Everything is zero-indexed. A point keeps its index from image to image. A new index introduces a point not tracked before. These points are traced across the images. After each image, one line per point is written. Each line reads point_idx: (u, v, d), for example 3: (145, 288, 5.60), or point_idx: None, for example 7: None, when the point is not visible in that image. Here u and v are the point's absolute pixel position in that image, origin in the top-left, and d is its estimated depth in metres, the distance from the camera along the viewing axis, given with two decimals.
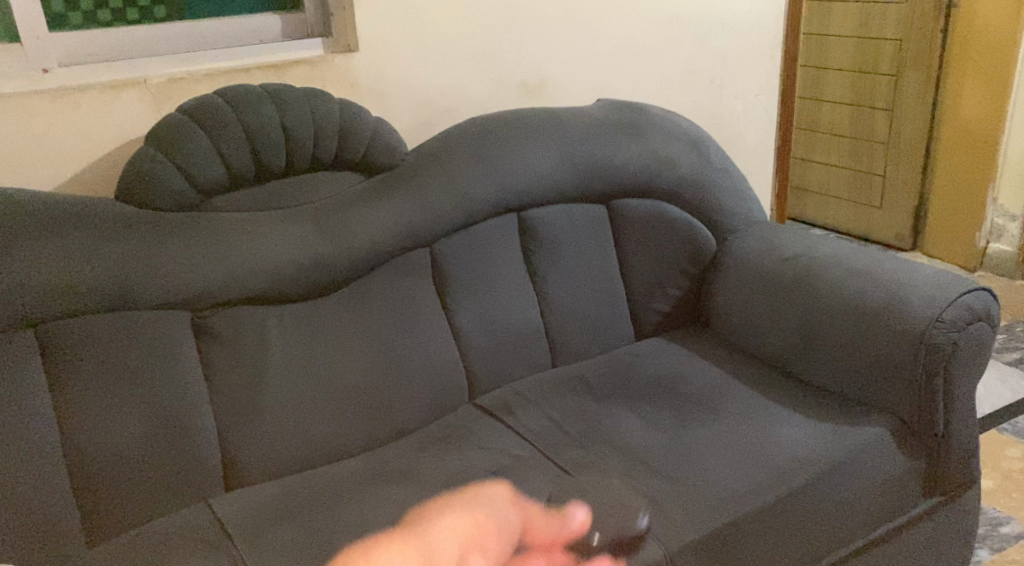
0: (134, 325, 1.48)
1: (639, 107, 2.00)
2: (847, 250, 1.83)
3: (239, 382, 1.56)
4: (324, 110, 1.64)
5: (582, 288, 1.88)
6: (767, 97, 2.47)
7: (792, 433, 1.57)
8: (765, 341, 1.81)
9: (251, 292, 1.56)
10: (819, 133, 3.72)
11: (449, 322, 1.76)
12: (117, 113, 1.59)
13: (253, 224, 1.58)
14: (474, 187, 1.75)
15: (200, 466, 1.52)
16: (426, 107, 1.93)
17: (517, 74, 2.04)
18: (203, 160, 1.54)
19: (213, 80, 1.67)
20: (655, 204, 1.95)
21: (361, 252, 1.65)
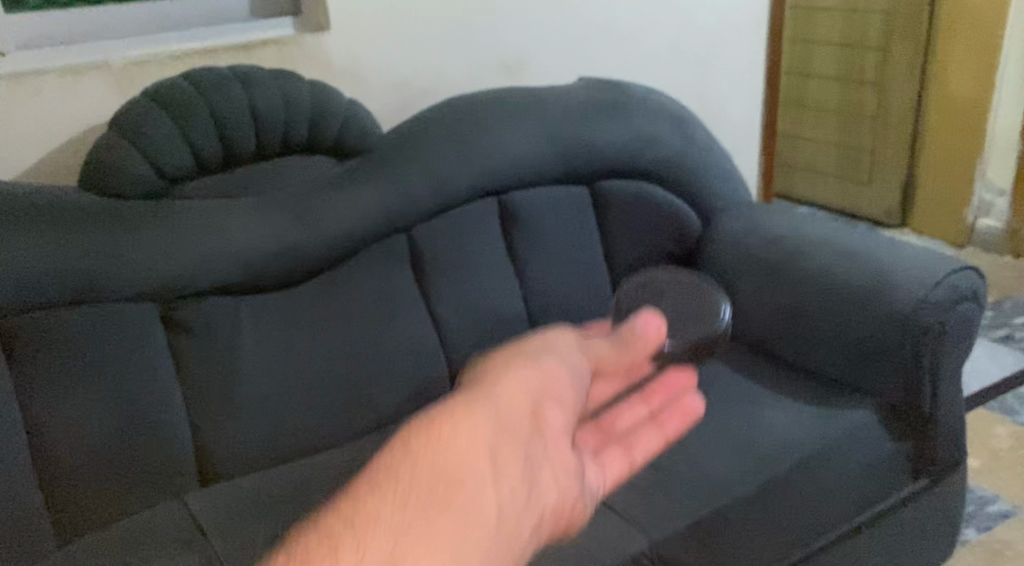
0: (101, 318, 1.42)
1: (622, 86, 1.95)
2: (833, 230, 1.79)
3: (213, 374, 1.51)
4: (295, 94, 1.59)
5: (565, 272, 1.84)
6: (753, 75, 2.43)
7: (780, 418, 1.53)
8: (750, 324, 1.78)
9: (223, 282, 1.52)
10: (806, 108, 3.67)
11: (429, 310, 1.72)
12: (79, 98, 1.55)
13: (223, 211, 1.52)
14: (452, 170, 1.71)
15: (173, 461, 1.48)
16: (401, 89, 1.88)
17: (496, 52, 1.99)
18: (169, 146, 1.48)
19: (178, 63, 1.63)
20: (639, 185, 1.91)
21: (336, 238, 1.60)
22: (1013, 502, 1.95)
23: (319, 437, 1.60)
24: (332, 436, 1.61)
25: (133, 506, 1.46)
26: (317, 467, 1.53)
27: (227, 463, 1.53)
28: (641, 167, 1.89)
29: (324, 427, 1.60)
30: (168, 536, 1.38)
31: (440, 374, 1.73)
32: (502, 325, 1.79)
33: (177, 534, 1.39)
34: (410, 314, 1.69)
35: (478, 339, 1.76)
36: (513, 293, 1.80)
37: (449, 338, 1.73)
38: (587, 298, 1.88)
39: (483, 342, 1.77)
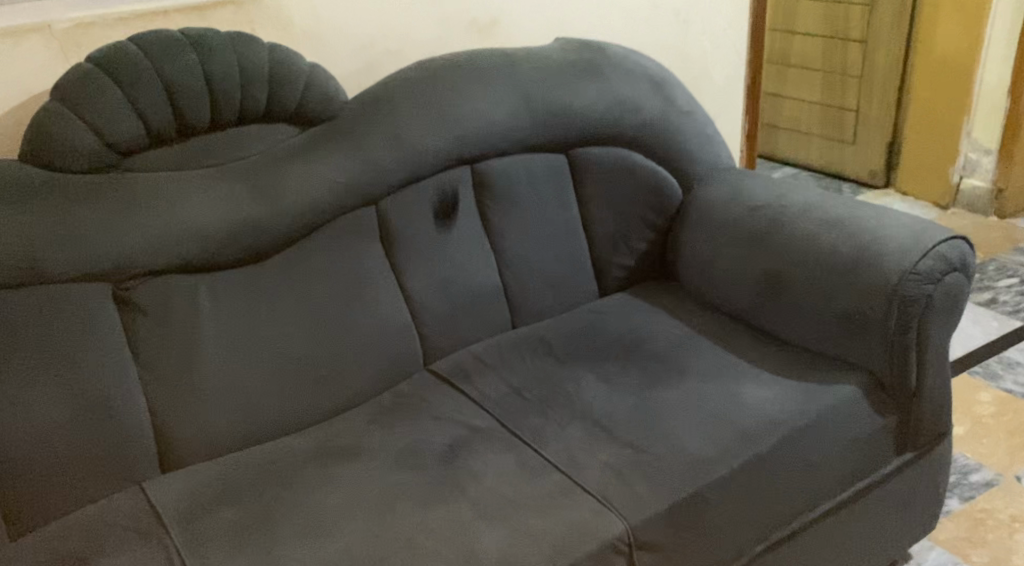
0: (50, 299, 1.36)
1: (599, 47, 1.87)
2: (818, 196, 1.73)
3: (171, 357, 1.44)
4: (251, 58, 1.49)
5: (540, 244, 1.78)
6: (736, 32, 2.34)
7: (761, 393, 1.49)
8: (733, 295, 1.72)
9: (179, 260, 1.45)
10: (790, 68, 3.60)
11: (400, 285, 1.65)
12: (21, 61, 1.46)
13: (176, 186, 1.45)
14: (422, 139, 1.63)
15: (132, 449, 1.42)
16: (368, 51, 1.79)
17: (467, 12, 1.90)
18: (116, 116, 1.39)
19: (127, 25, 1.54)
20: (618, 151, 1.83)
21: (299, 212, 1.53)
22: (997, 469, 1.92)
23: (285, 418, 1.54)
24: (300, 418, 1.55)
25: (90, 496, 1.39)
26: (283, 451, 1.47)
27: (193, 447, 1.46)
28: (619, 132, 1.82)
29: (291, 409, 1.54)
30: (126, 526, 1.33)
31: (412, 351, 1.67)
32: (477, 299, 1.72)
33: (136, 524, 1.33)
34: (379, 289, 1.62)
35: (452, 314, 1.70)
36: (488, 265, 1.73)
37: (422, 314, 1.67)
38: (564, 270, 1.81)
39: (456, 317, 1.70)
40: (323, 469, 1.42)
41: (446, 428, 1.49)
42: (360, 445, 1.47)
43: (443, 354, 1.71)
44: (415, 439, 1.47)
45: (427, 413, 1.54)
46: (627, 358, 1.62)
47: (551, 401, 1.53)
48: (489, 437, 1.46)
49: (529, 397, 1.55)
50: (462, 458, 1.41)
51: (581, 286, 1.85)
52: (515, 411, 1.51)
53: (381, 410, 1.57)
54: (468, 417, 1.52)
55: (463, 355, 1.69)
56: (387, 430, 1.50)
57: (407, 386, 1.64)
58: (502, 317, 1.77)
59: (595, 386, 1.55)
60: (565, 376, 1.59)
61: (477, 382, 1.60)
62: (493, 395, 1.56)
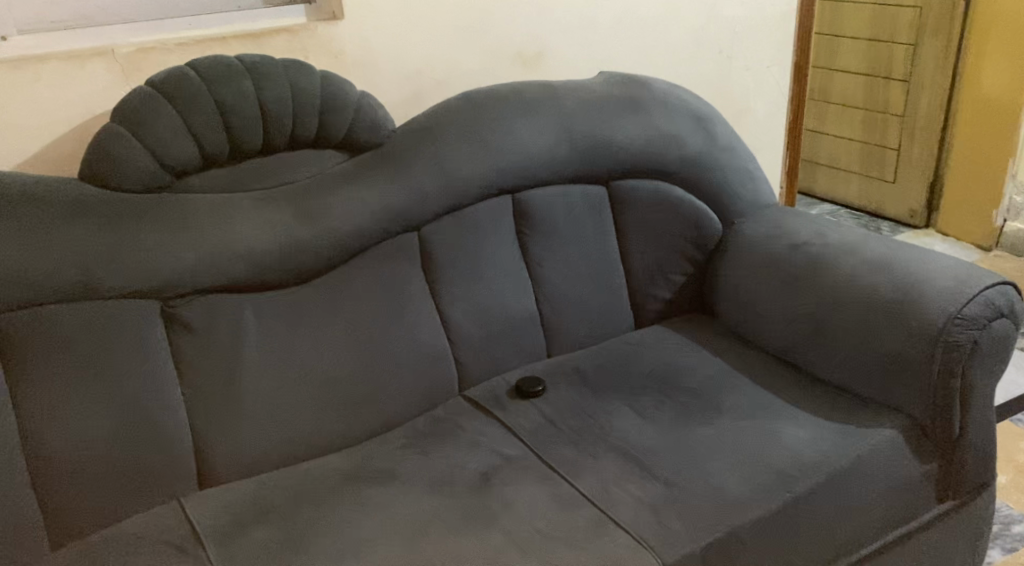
0: (100, 315, 1.39)
1: (643, 81, 1.88)
2: (861, 237, 1.73)
3: (213, 375, 1.47)
4: (304, 85, 1.53)
5: (578, 275, 1.78)
6: (779, 69, 2.35)
7: (799, 433, 1.48)
8: (772, 333, 1.71)
9: (225, 279, 1.48)
10: (831, 104, 3.60)
11: (438, 312, 1.67)
12: (82, 84, 1.52)
13: (225, 208, 1.48)
14: (465, 167, 1.65)
15: (171, 464, 1.44)
16: (414, 79, 1.83)
17: (513, 45, 1.93)
18: (172, 139, 1.43)
19: (185, 50, 1.59)
20: (658, 185, 1.84)
21: (342, 236, 1.56)
22: None
23: (321, 440, 1.55)
24: (336, 440, 1.56)
25: (127, 509, 1.41)
26: (318, 473, 1.49)
27: (230, 465, 1.48)
28: (660, 166, 1.83)
29: (327, 431, 1.55)
30: (163, 541, 1.34)
31: (447, 378, 1.68)
32: (513, 328, 1.73)
33: (173, 539, 1.35)
34: (418, 314, 1.64)
35: (489, 341, 1.71)
36: (525, 294, 1.74)
37: (458, 341, 1.68)
38: (601, 301, 1.82)
39: (493, 345, 1.71)
40: (358, 493, 1.42)
41: (480, 456, 1.50)
42: (393, 469, 1.48)
43: (478, 382, 1.72)
44: (449, 466, 1.48)
45: (461, 440, 1.54)
46: (664, 393, 1.62)
47: (586, 433, 1.53)
48: (523, 467, 1.46)
49: (563, 428, 1.55)
50: (496, 486, 1.42)
51: (618, 318, 1.85)
52: (549, 441, 1.51)
53: (415, 435, 1.58)
54: (502, 446, 1.52)
55: (498, 383, 1.70)
56: (420, 455, 1.51)
57: (442, 411, 1.64)
58: (538, 347, 1.78)
59: (630, 420, 1.55)
60: (600, 408, 1.59)
61: (512, 410, 1.61)
62: (527, 424, 1.57)
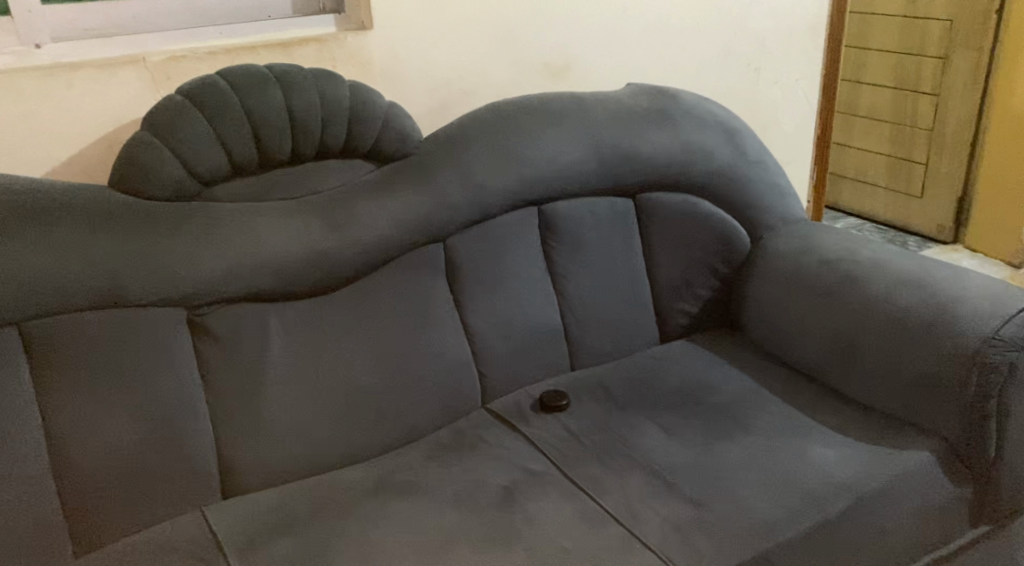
0: (128, 323, 1.39)
1: (672, 94, 1.87)
2: (893, 255, 1.70)
3: (238, 384, 1.47)
4: (333, 95, 1.53)
5: (603, 288, 1.77)
6: (808, 82, 2.33)
7: (829, 453, 1.46)
8: (801, 351, 1.69)
9: (251, 288, 1.48)
10: (858, 117, 3.57)
11: (462, 323, 1.66)
12: (114, 92, 1.53)
13: (253, 217, 1.48)
14: (492, 179, 1.64)
15: (195, 473, 1.44)
16: (441, 90, 1.83)
17: (541, 55, 1.92)
18: (202, 148, 1.43)
19: (216, 59, 1.60)
20: (686, 198, 1.83)
21: (368, 247, 1.55)
22: None
23: (344, 451, 1.54)
24: (359, 451, 1.56)
25: (152, 518, 1.41)
26: (342, 484, 1.48)
27: (253, 475, 1.48)
28: (688, 179, 1.81)
29: (350, 442, 1.55)
30: (187, 551, 1.34)
31: (471, 390, 1.67)
32: (537, 341, 1.72)
33: (196, 549, 1.34)
34: (442, 325, 1.63)
35: (513, 354, 1.70)
36: (550, 307, 1.73)
37: (482, 353, 1.67)
38: (627, 315, 1.80)
39: (517, 357, 1.70)
40: (381, 506, 1.42)
41: (504, 470, 1.48)
42: (417, 482, 1.47)
43: (501, 394, 1.71)
44: (473, 480, 1.47)
45: (485, 453, 1.53)
46: (690, 409, 1.60)
47: (611, 449, 1.51)
48: (547, 482, 1.45)
49: (588, 443, 1.53)
50: (520, 502, 1.40)
51: (643, 332, 1.83)
52: (574, 456, 1.50)
53: (439, 447, 1.57)
54: (526, 460, 1.51)
55: (522, 396, 1.69)
56: (443, 469, 1.50)
57: (465, 424, 1.63)
58: (562, 360, 1.76)
59: (657, 436, 1.53)
60: (625, 424, 1.58)
61: (535, 424, 1.60)
62: (552, 439, 1.55)
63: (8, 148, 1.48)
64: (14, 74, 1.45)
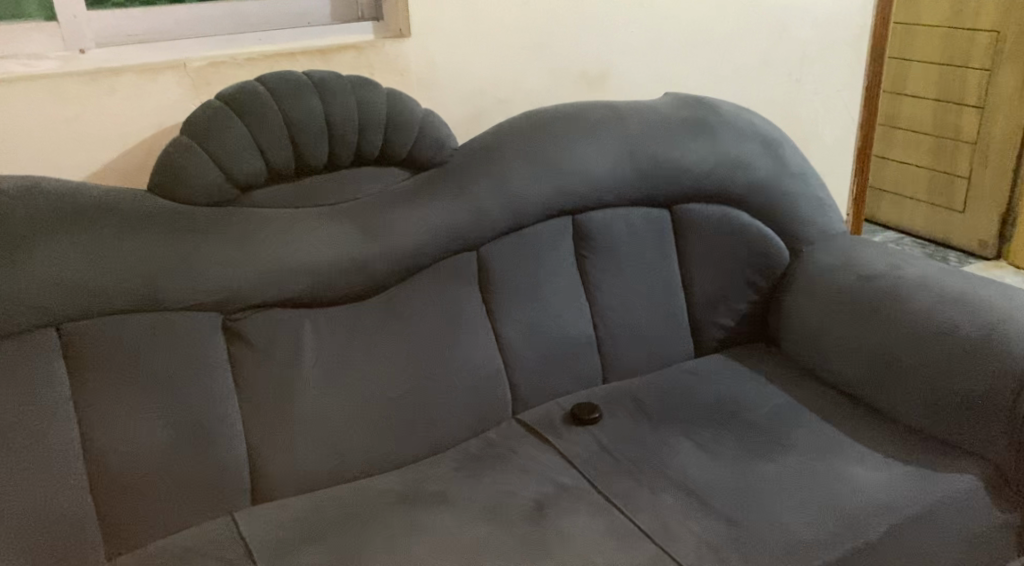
0: (164, 327, 1.39)
1: (711, 104, 1.85)
2: (939, 272, 1.67)
3: (271, 390, 1.47)
4: (370, 101, 1.53)
5: (638, 300, 1.75)
6: (849, 93, 2.29)
7: (869, 475, 1.43)
8: (841, 368, 1.66)
9: (286, 294, 1.48)
10: (899, 130, 3.52)
11: (494, 333, 1.65)
12: (155, 97, 1.55)
13: (290, 223, 1.48)
14: (527, 188, 1.63)
15: (226, 479, 1.44)
16: (477, 98, 1.83)
17: (578, 64, 1.91)
18: (240, 153, 1.44)
19: (255, 65, 1.61)
20: (724, 210, 1.80)
21: (403, 255, 1.55)
22: None
23: (373, 460, 1.54)
24: (388, 460, 1.55)
25: (182, 522, 1.42)
26: (371, 492, 1.48)
27: (283, 482, 1.48)
28: (725, 191, 1.79)
29: (380, 450, 1.54)
30: (216, 556, 1.34)
31: (502, 400, 1.66)
32: (570, 352, 1.70)
33: (226, 554, 1.34)
34: (474, 335, 1.62)
35: (545, 365, 1.68)
36: (583, 318, 1.71)
37: (514, 363, 1.66)
38: (661, 328, 1.78)
39: (549, 368, 1.69)
40: (410, 516, 1.41)
41: (535, 483, 1.47)
42: (446, 493, 1.46)
43: (532, 406, 1.69)
44: (503, 492, 1.46)
45: (516, 465, 1.52)
46: (724, 426, 1.58)
47: (643, 465, 1.49)
48: (578, 497, 1.43)
49: (621, 458, 1.51)
50: (550, 516, 1.39)
51: (677, 345, 1.81)
52: (606, 471, 1.48)
53: (468, 458, 1.56)
54: (557, 473, 1.49)
55: (553, 408, 1.68)
56: (473, 480, 1.49)
57: (495, 435, 1.62)
58: (594, 372, 1.74)
59: (691, 453, 1.51)
60: (658, 439, 1.56)
61: (567, 436, 1.58)
62: (583, 452, 1.54)
63: (50, 151, 1.50)
64: (59, 78, 1.47)
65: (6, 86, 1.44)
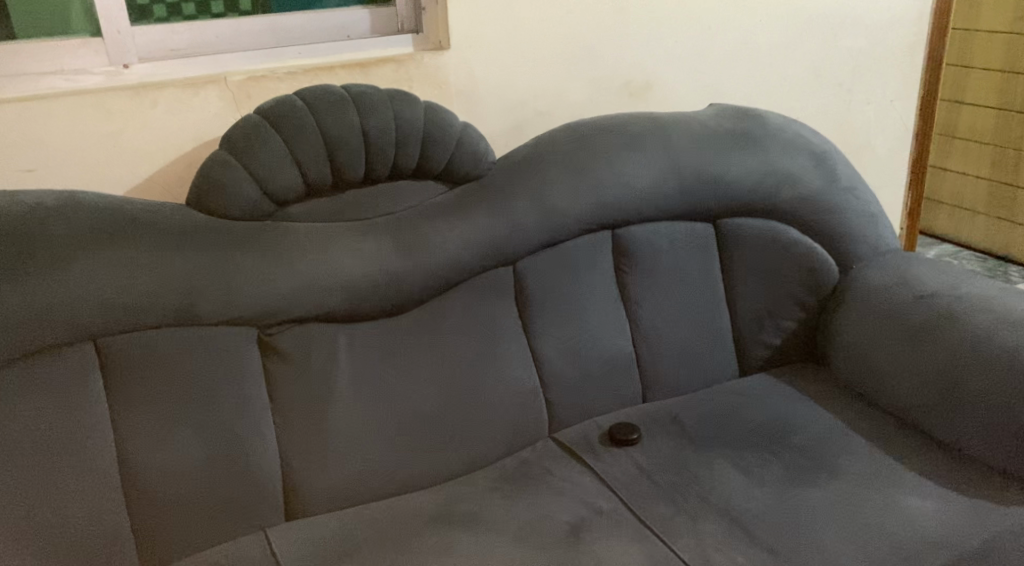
0: (200, 341, 1.39)
1: (758, 115, 1.80)
2: (998, 292, 1.60)
3: (305, 406, 1.46)
4: (408, 115, 1.51)
5: (680, 317, 1.71)
6: (904, 103, 2.22)
7: (921, 506, 1.38)
8: (892, 391, 1.60)
9: (322, 309, 1.47)
10: (957, 139, 3.41)
11: (531, 350, 1.62)
12: (197, 111, 1.56)
13: (326, 237, 1.48)
14: (567, 202, 1.60)
15: (260, 494, 1.43)
16: (517, 110, 1.81)
17: (621, 75, 1.88)
18: (277, 168, 1.43)
19: (295, 79, 1.62)
20: (770, 226, 1.75)
21: (439, 270, 1.54)
22: None
23: (408, 477, 1.52)
24: (423, 478, 1.54)
25: (215, 537, 1.41)
26: (406, 511, 1.46)
27: (318, 498, 1.47)
28: (772, 205, 1.74)
29: (415, 468, 1.53)
30: None
31: (539, 418, 1.63)
32: (609, 370, 1.67)
33: None
34: (511, 352, 1.60)
35: (583, 383, 1.65)
36: (623, 335, 1.68)
37: (551, 380, 1.63)
38: (703, 346, 1.74)
39: (587, 386, 1.66)
40: (445, 537, 1.39)
41: (571, 506, 1.44)
42: (481, 514, 1.44)
43: (570, 424, 1.66)
44: (538, 515, 1.43)
45: (552, 486, 1.49)
46: (769, 450, 1.53)
47: (684, 489, 1.45)
48: (616, 522, 1.40)
49: (660, 482, 1.48)
50: (587, 542, 1.36)
51: (720, 363, 1.76)
52: (644, 495, 1.45)
53: (504, 477, 1.54)
54: (594, 496, 1.46)
55: (591, 427, 1.64)
56: (508, 501, 1.47)
57: (531, 453, 1.60)
58: (634, 390, 1.71)
59: (734, 478, 1.47)
60: (699, 462, 1.51)
61: (604, 457, 1.55)
62: (621, 474, 1.50)
63: (93, 164, 1.51)
64: (103, 92, 1.49)
65: (51, 101, 1.46)
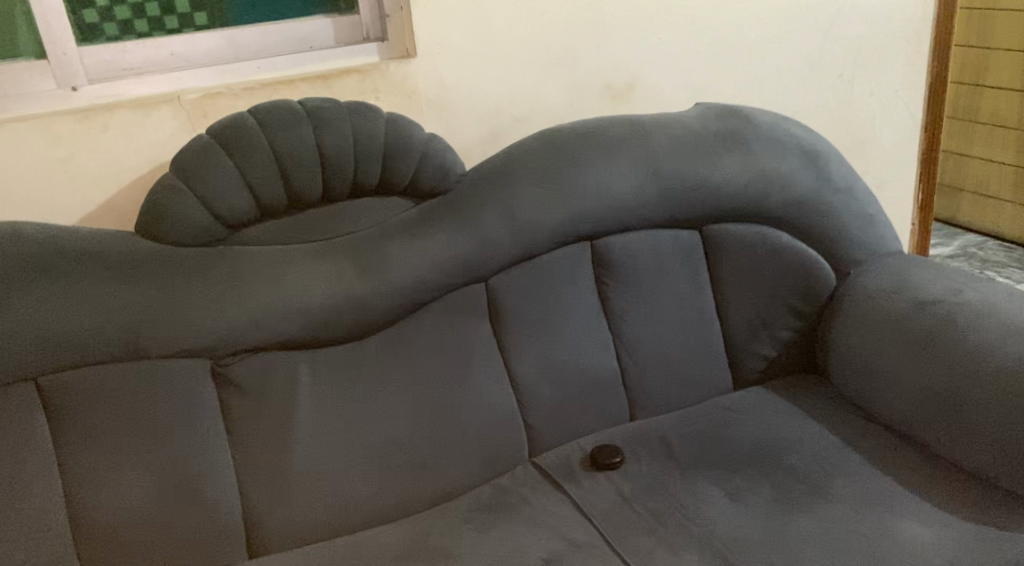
0: (147, 376, 1.33)
1: (747, 113, 1.69)
2: (1005, 297, 1.49)
3: (266, 439, 1.39)
4: (367, 130, 1.43)
5: (666, 330, 1.62)
6: (911, 92, 2.09)
7: (920, 533, 1.28)
8: (892, 405, 1.50)
9: (280, 336, 1.40)
10: (979, 124, 3.26)
11: (507, 371, 1.54)
12: (150, 131, 1.50)
13: (281, 261, 1.41)
14: (539, 215, 1.52)
15: (220, 533, 1.37)
16: (492, 118, 1.72)
17: (602, 76, 1.79)
18: (225, 190, 1.36)
19: (252, 95, 1.55)
20: (760, 230, 1.65)
21: (404, 291, 1.46)
22: None
23: (379, 509, 1.45)
24: (393, 509, 1.46)
25: None
26: (374, 545, 1.39)
27: (281, 534, 1.40)
28: (763, 209, 1.63)
29: (384, 499, 1.45)
30: None
31: (517, 443, 1.54)
32: (591, 389, 1.58)
33: None
34: (485, 374, 1.52)
35: (563, 404, 1.56)
36: (605, 352, 1.59)
37: (529, 402, 1.54)
38: (693, 359, 1.64)
39: (568, 407, 1.57)
40: None
41: (545, 538, 1.36)
42: (451, 548, 1.37)
43: (551, 447, 1.57)
44: (510, 549, 1.35)
45: (528, 516, 1.41)
46: (759, 472, 1.44)
47: (665, 518, 1.36)
48: (591, 556, 1.32)
49: (642, 509, 1.39)
50: None
51: (711, 377, 1.66)
52: (623, 525, 1.36)
53: (478, 507, 1.46)
54: (571, 526, 1.38)
55: (573, 450, 1.56)
56: (480, 533, 1.39)
57: (510, 480, 1.51)
58: (620, 409, 1.61)
59: (719, 504, 1.38)
60: (684, 487, 1.42)
61: (584, 484, 1.46)
62: (601, 503, 1.42)
63: (43, 191, 1.45)
64: (49, 117, 1.43)
65: None
